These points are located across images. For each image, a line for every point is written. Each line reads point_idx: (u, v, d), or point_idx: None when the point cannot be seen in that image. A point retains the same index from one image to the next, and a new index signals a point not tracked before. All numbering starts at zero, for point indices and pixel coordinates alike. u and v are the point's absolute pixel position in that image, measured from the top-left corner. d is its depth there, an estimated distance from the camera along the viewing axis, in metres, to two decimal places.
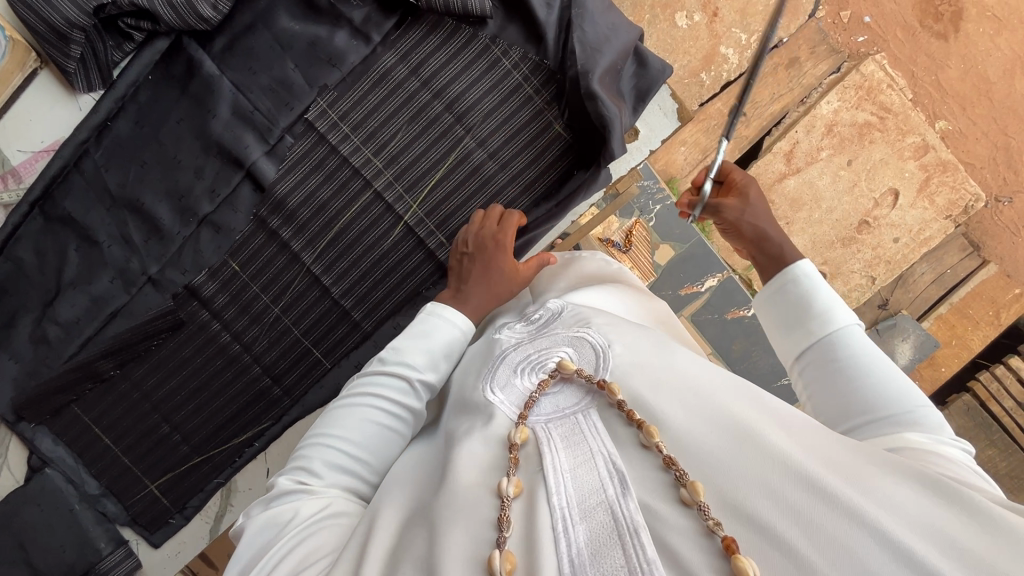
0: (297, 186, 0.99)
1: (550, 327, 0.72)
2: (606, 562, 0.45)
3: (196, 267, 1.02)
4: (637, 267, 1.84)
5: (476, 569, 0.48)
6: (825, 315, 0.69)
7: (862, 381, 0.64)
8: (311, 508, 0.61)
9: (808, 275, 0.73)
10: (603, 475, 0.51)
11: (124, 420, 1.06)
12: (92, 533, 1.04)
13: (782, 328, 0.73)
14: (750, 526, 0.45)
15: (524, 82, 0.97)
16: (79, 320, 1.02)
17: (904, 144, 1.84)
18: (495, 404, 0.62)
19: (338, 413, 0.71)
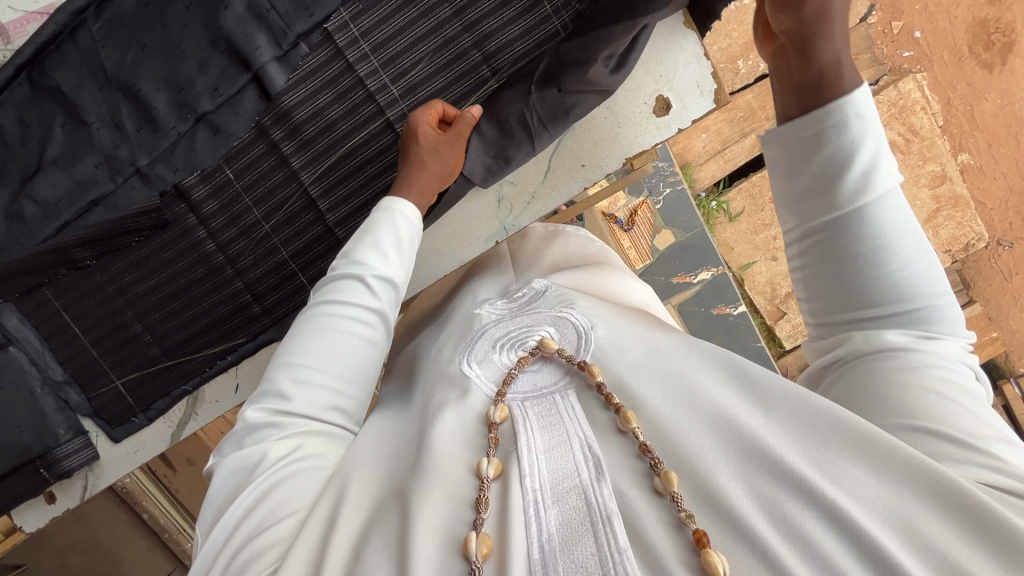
0: (305, 100, 0.94)
1: (532, 305, 0.71)
2: (576, 550, 0.45)
3: (188, 168, 0.97)
4: (635, 248, 1.82)
5: (451, 549, 0.48)
6: (865, 181, 0.56)
7: (880, 270, 0.57)
8: (283, 446, 0.58)
9: (859, 113, 0.57)
10: (579, 458, 0.51)
11: (97, 311, 1.04)
12: (52, 418, 1.04)
13: (792, 188, 0.61)
14: (719, 514, 0.45)
15: (563, 31, 0.90)
16: (58, 201, 0.97)
17: (922, 171, 1.84)
18: (471, 377, 0.63)
19: (296, 335, 0.67)
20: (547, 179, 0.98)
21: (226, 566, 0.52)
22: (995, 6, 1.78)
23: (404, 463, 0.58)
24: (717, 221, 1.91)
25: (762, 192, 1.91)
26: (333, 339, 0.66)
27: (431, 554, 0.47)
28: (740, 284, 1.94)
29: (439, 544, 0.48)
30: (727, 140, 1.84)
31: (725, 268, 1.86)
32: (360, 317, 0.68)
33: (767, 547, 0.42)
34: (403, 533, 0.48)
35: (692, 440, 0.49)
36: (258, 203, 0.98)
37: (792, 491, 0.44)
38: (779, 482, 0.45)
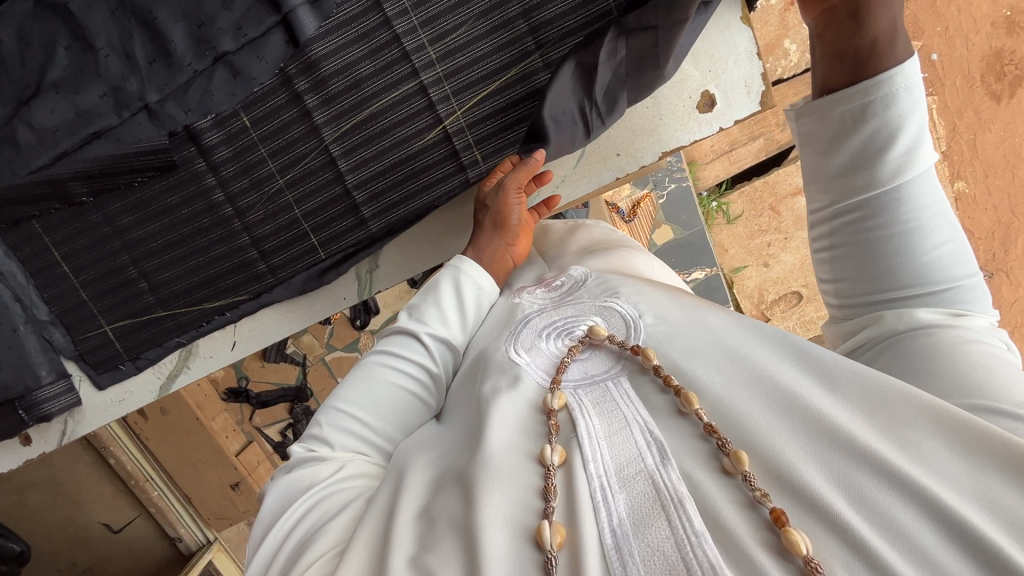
0: (336, 52, 0.88)
1: (573, 295, 0.70)
2: (650, 533, 0.46)
3: (202, 109, 0.91)
4: (634, 240, 1.83)
5: (522, 537, 0.49)
6: (906, 160, 0.56)
7: (912, 249, 0.56)
8: (328, 469, 0.61)
9: (905, 89, 0.56)
10: (641, 444, 0.52)
11: (90, 253, 0.98)
12: (34, 359, 0.99)
13: (829, 155, 0.60)
14: (792, 488, 0.45)
15: (615, 11, 0.85)
16: (56, 130, 0.90)
17: None
18: (521, 365, 0.62)
19: (350, 380, 0.70)
20: (580, 165, 0.95)
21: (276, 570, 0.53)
22: (1012, 38, 1.77)
23: (461, 445, 0.59)
24: (716, 223, 1.88)
25: (762, 198, 1.87)
26: (386, 392, 0.67)
27: (499, 541, 0.48)
28: (731, 285, 1.93)
29: (507, 531, 0.49)
30: (735, 141, 1.82)
31: (719, 269, 1.87)
32: (414, 372, 0.69)
33: (843, 520, 0.42)
34: (471, 518, 0.49)
35: (754, 413, 0.50)
36: (278, 155, 0.93)
37: (861, 463, 0.44)
38: (849, 456, 0.44)
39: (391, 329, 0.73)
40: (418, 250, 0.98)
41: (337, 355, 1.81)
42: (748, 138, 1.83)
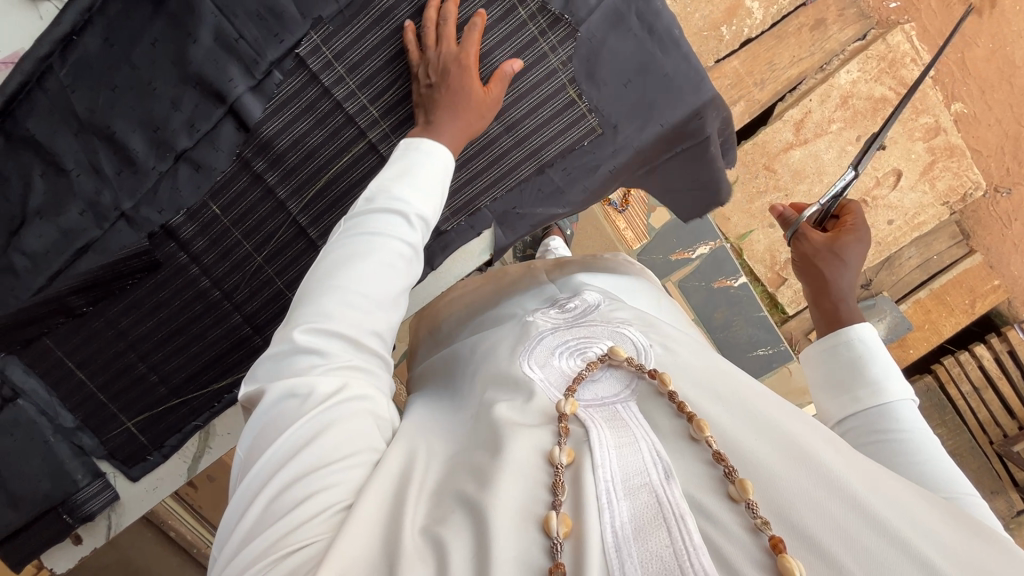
0: (284, 128, 0.92)
1: (586, 318, 0.75)
2: (650, 541, 0.49)
3: (173, 207, 0.95)
4: (631, 228, 1.84)
5: (532, 526, 0.52)
6: (880, 389, 0.72)
7: (902, 459, 0.66)
8: (327, 387, 0.58)
9: (862, 340, 0.76)
10: (648, 460, 0.55)
11: (100, 357, 1.04)
12: (68, 464, 1.06)
13: (827, 388, 0.76)
14: (791, 522, 0.49)
15: (540, 37, 0.89)
16: (47, 252, 0.97)
17: (915, 124, 1.83)
18: (534, 380, 0.67)
19: (336, 255, 0.66)
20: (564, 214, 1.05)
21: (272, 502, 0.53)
22: None
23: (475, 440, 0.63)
24: None
25: (754, 159, 1.84)
26: (373, 270, 0.65)
27: (506, 524, 0.51)
28: (738, 254, 1.92)
29: (517, 518, 0.52)
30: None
31: (723, 240, 1.84)
32: (401, 250, 0.67)
33: (837, 560, 0.47)
34: (484, 502, 0.52)
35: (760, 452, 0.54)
36: (252, 230, 0.97)
37: (858, 512, 0.49)
38: (851, 508, 0.49)
39: (372, 211, 0.68)
40: None
41: None
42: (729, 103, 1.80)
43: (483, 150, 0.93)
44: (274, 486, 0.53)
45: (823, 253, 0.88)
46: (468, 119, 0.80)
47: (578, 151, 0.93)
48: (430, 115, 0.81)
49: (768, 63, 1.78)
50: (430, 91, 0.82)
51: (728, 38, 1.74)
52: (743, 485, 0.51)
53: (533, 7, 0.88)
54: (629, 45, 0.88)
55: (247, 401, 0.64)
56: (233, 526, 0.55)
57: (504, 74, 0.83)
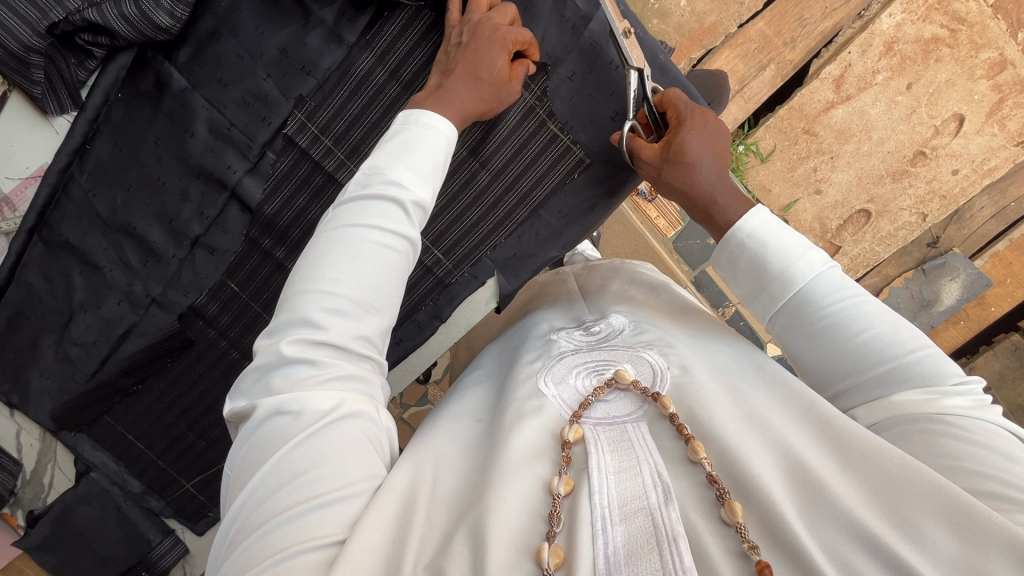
0: (285, 205, 0.95)
1: (608, 342, 0.77)
2: (642, 564, 0.52)
3: (196, 289, 1.01)
4: (664, 216, 1.78)
5: (526, 556, 0.55)
6: (788, 278, 0.71)
7: (846, 342, 0.69)
8: (319, 404, 0.59)
9: (752, 233, 0.74)
10: (647, 483, 0.58)
11: (154, 429, 1.13)
12: (142, 526, 1.16)
13: (749, 295, 0.76)
14: (780, 543, 0.52)
15: None
16: (95, 341, 1.05)
17: (976, 61, 1.63)
18: (548, 396, 0.69)
19: (327, 249, 0.64)
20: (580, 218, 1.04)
21: (266, 519, 0.55)
22: None
23: (481, 455, 0.65)
24: (747, 167, 1.77)
25: (792, 124, 1.72)
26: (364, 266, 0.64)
27: (505, 557, 0.54)
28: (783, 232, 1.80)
29: (515, 549, 0.55)
30: (744, 78, 1.68)
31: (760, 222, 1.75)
32: (395, 241, 0.66)
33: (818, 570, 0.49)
34: (481, 534, 0.55)
35: (756, 468, 0.56)
36: (263, 288, 1.01)
37: (842, 525, 0.52)
38: (835, 521, 0.52)
39: (365, 196, 0.66)
40: (414, 352, 1.00)
41: (415, 412, 1.71)
42: (757, 69, 1.68)
43: (477, 200, 0.92)
44: (274, 500, 0.55)
45: (665, 167, 0.78)
46: (484, 94, 0.74)
47: (572, 184, 0.90)
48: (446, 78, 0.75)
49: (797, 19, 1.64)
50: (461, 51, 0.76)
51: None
52: (731, 507, 0.54)
53: None
54: (611, 80, 0.85)
55: (234, 417, 0.65)
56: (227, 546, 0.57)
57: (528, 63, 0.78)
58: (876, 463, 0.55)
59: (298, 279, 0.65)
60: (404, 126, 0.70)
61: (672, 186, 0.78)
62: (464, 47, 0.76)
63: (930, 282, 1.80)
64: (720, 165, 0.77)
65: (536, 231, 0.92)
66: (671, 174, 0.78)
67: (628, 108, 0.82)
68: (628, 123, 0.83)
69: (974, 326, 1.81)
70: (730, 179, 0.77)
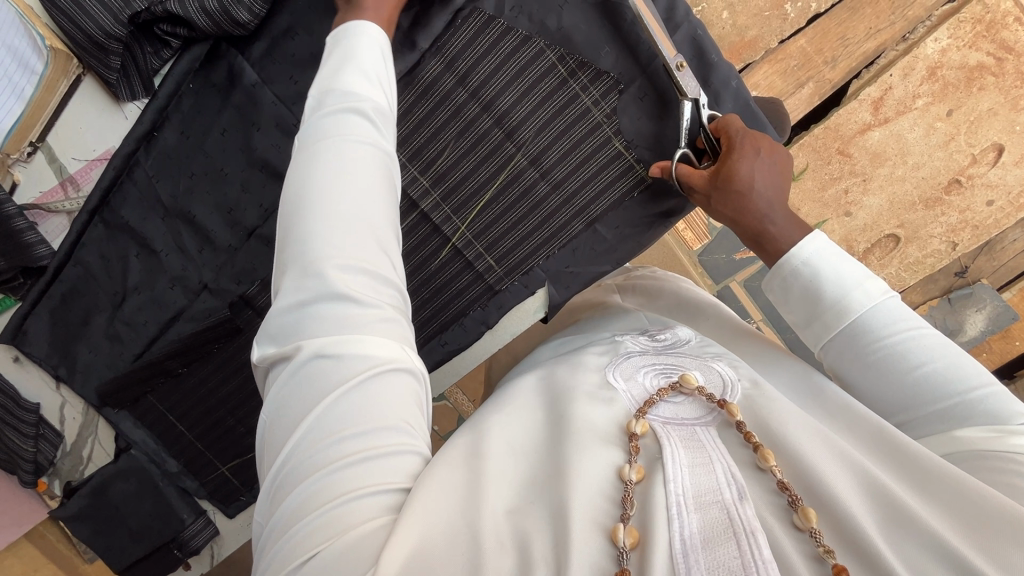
0: None
1: (675, 349, 0.77)
2: (719, 552, 0.52)
3: (249, 279, 1.03)
4: (691, 229, 1.76)
5: (600, 536, 0.54)
6: (843, 306, 0.68)
7: (903, 375, 0.67)
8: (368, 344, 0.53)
9: (807, 261, 0.70)
10: (721, 480, 0.58)
11: (194, 412, 1.15)
12: (177, 505, 1.19)
13: (802, 323, 0.73)
14: (860, 552, 0.52)
15: (582, 92, 0.87)
16: (146, 321, 1.08)
17: (1020, 92, 1.61)
18: (618, 389, 0.69)
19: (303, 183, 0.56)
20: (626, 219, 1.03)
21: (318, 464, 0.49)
22: None
23: (552, 429, 0.64)
24: None
25: (827, 144, 1.69)
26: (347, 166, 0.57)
27: (585, 535, 0.53)
28: None
29: (594, 530, 0.54)
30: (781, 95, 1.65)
31: None
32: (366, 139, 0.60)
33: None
34: (560, 515, 0.53)
35: (833, 479, 0.56)
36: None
37: (923, 544, 0.51)
38: (917, 539, 0.52)
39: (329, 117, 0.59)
40: (457, 355, 1.01)
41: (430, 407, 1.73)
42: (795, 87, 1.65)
43: (534, 210, 0.92)
44: (320, 447, 0.50)
45: (715, 194, 0.76)
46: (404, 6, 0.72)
47: (629, 203, 0.91)
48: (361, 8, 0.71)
49: (840, 37, 1.61)
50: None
51: (793, 16, 1.60)
52: (805, 513, 0.54)
53: (572, 64, 0.86)
54: (668, 103, 0.85)
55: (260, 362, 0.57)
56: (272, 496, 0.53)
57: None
58: (955, 488, 0.55)
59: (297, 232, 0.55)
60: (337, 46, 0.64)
61: (721, 213, 0.77)
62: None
63: (956, 311, 1.79)
64: (777, 192, 0.74)
65: (593, 246, 0.92)
66: (721, 201, 0.76)
67: (680, 137, 0.82)
68: (680, 150, 0.82)
69: (997, 359, 1.77)
70: (787, 204, 0.74)
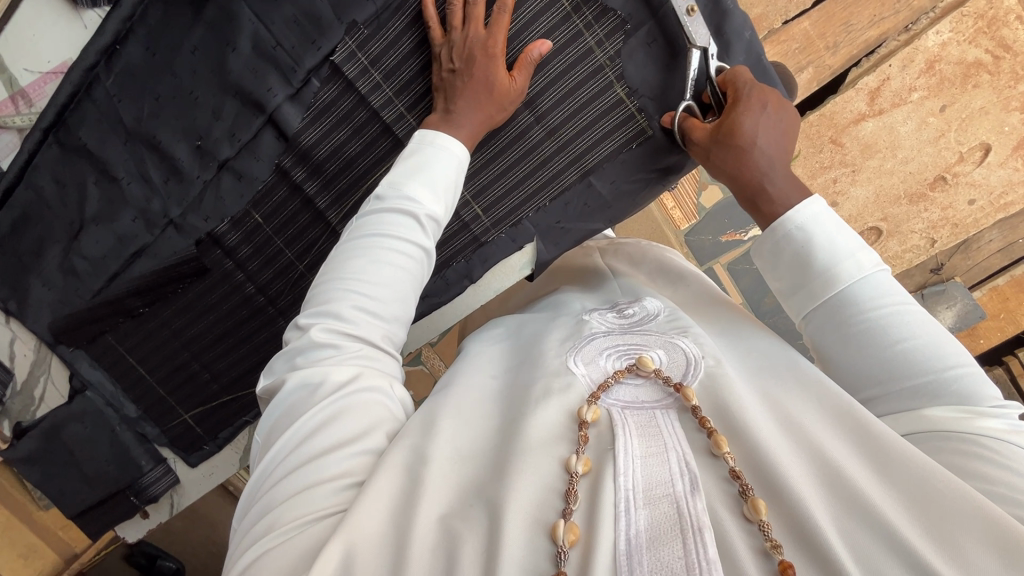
0: (323, 137, 0.90)
1: (642, 325, 0.75)
2: (663, 551, 0.50)
3: (218, 215, 0.96)
4: (680, 208, 1.73)
5: (541, 532, 0.52)
6: (830, 274, 0.64)
7: (885, 348, 0.62)
8: (340, 375, 0.59)
9: (800, 227, 0.65)
10: (674, 471, 0.56)
11: (156, 355, 1.09)
12: (135, 450, 1.14)
13: (786, 289, 0.69)
14: (807, 546, 0.49)
15: (586, 30, 0.81)
16: (105, 256, 1.01)
17: (1013, 92, 1.59)
18: (576, 374, 0.67)
19: (351, 261, 0.65)
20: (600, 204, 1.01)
21: (284, 474, 0.55)
22: None
23: (501, 425, 0.64)
24: None
25: (820, 131, 1.67)
26: (387, 268, 0.66)
27: (519, 535, 0.51)
28: None
29: (527, 526, 0.53)
30: None
31: None
32: (409, 249, 0.67)
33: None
34: (496, 520, 0.52)
35: (791, 473, 0.53)
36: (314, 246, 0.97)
37: (876, 537, 0.49)
38: (870, 532, 0.49)
39: (380, 210, 0.68)
40: (438, 310, 0.97)
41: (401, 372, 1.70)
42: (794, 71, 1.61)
43: (526, 157, 0.87)
44: (284, 466, 0.55)
45: (713, 148, 0.72)
46: (489, 111, 0.76)
47: (626, 155, 0.86)
48: (450, 103, 0.76)
49: (845, 22, 1.57)
50: (454, 78, 0.77)
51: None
52: (755, 505, 0.51)
53: None
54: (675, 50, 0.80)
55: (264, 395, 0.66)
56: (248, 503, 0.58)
57: (529, 59, 0.77)
58: (916, 479, 0.52)
59: (330, 282, 0.65)
60: (418, 148, 0.72)
61: (720, 169, 0.72)
62: (457, 74, 0.77)
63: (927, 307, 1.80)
64: (780, 151, 0.69)
65: (586, 200, 0.88)
66: (719, 157, 0.71)
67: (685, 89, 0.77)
68: (683, 101, 0.77)
69: None
70: (789, 165, 0.69)
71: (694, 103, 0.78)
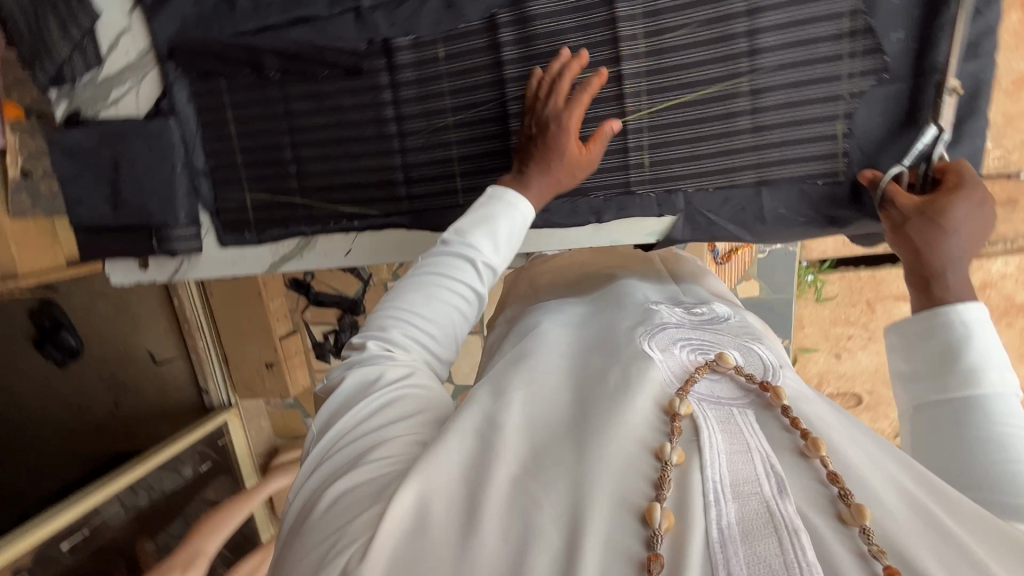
0: (551, 13, 0.87)
1: (713, 325, 0.73)
2: (759, 546, 0.46)
3: (405, 29, 0.93)
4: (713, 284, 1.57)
5: (626, 513, 0.50)
6: (976, 372, 0.59)
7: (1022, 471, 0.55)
8: (395, 372, 0.63)
9: (966, 323, 0.62)
10: (762, 471, 0.52)
11: (255, 124, 1.05)
12: (180, 198, 1.08)
13: (909, 378, 0.65)
14: (913, 557, 0.44)
15: (847, 57, 0.80)
16: (271, 4, 0.96)
17: None
18: (653, 358, 0.64)
19: (409, 288, 0.68)
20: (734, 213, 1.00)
21: (342, 458, 0.59)
22: None
23: (572, 399, 0.62)
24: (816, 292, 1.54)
25: None
26: (441, 305, 0.66)
27: (603, 515, 0.49)
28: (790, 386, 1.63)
29: (613, 508, 0.50)
30: None
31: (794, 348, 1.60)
32: (463, 291, 0.68)
33: None
34: (579, 496, 0.51)
35: (887, 496, 0.49)
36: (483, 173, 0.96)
37: None
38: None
39: (441, 253, 0.69)
40: (548, 230, 0.97)
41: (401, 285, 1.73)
42: None
43: (720, 138, 0.86)
44: (342, 450, 0.59)
45: (915, 219, 0.71)
46: (558, 175, 0.76)
47: (807, 187, 0.86)
48: (523, 164, 0.77)
49: None
50: (528, 143, 0.79)
51: None
52: (862, 508, 0.47)
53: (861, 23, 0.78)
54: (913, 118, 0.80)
55: (323, 391, 0.70)
56: (309, 472, 0.61)
57: (605, 134, 0.77)
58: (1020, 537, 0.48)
59: (385, 307, 0.68)
60: (487, 201, 0.73)
61: (909, 243, 0.71)
62: (530, 140, 0.79)
63: None
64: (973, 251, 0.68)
65: (750, 206, 0.88)
66: (916, 229, 0.71)
67: (905, 156, 0.78)
68: (896, 167, 0.78)
69: None
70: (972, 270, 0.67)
71: (904, 175, 0.78)
